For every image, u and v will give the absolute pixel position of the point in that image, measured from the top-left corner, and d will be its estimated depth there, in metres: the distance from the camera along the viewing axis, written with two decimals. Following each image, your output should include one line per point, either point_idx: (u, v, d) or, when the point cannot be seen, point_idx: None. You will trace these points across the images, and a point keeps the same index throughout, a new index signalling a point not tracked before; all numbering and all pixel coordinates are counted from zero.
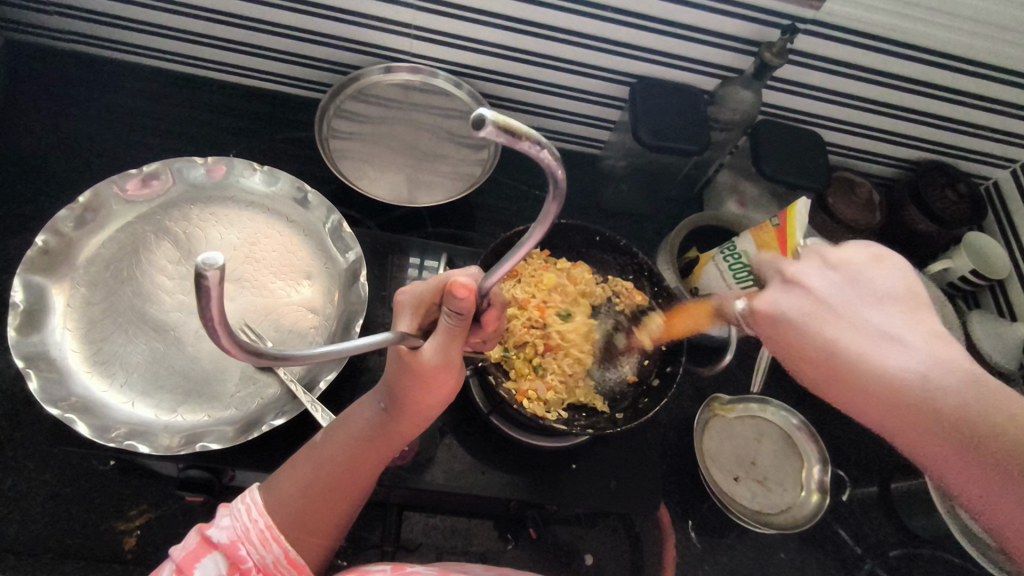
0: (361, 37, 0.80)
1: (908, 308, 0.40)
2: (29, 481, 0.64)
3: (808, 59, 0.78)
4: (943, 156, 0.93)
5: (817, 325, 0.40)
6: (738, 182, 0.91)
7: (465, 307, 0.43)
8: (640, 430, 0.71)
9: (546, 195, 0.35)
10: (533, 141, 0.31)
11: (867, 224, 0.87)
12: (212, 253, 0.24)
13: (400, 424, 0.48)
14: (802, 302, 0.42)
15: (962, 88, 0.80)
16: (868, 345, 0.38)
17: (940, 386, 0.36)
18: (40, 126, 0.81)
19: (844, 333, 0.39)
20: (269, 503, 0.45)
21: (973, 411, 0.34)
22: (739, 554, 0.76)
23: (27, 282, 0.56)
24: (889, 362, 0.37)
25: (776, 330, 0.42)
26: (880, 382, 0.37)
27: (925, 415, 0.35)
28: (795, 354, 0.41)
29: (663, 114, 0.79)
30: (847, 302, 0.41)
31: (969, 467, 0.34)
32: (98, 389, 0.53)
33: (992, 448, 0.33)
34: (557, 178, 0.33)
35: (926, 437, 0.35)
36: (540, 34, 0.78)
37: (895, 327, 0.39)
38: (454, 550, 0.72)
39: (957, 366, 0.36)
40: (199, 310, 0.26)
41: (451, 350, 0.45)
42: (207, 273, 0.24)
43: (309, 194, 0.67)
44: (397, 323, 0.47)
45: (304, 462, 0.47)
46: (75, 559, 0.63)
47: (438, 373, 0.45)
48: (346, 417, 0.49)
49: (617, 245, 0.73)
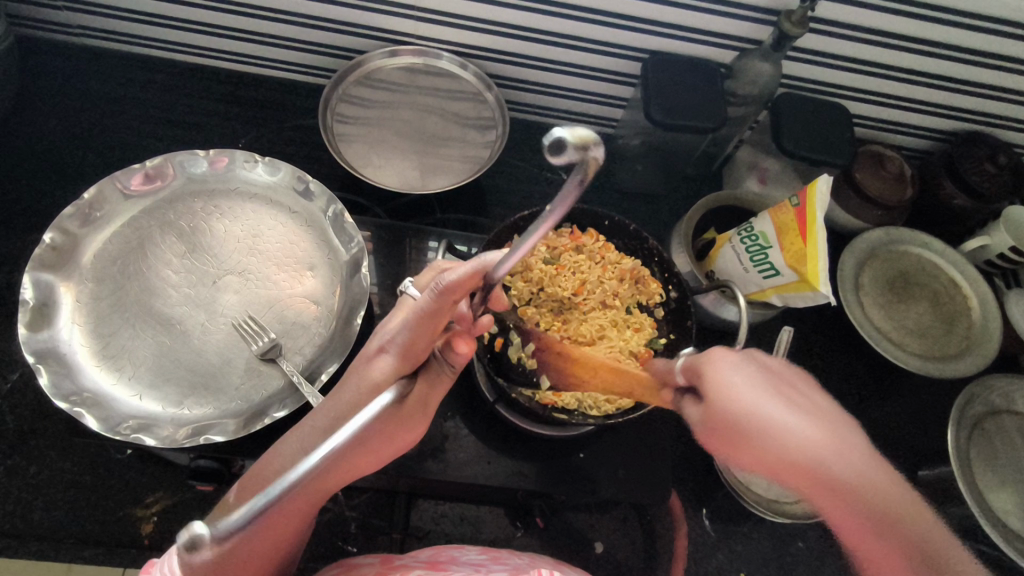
0: (363, 21, 0.78)
1: (788, 386, 0.42)
2: (50, 469, 0.66)
3: (832, 27, 0.73)
4: (983, 126, 0.87)
5: (743, 396, 0.40)
6: (758, 159, 0.87)
7: (460, 359, 0.48)
8: (651, 419, 0.69)
9: (567, 181, 0.26)
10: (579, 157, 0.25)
11: (895, 201, 0.83)
12: (194, 529, 0.25)
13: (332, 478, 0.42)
14: (755, 380, 0.41)
15: (1004, 52, 0.74)
16: (781, 419, 0.38)
17: (832, 453, 0.36)
18: (53, 121, 0.82)
19: (752, 399, 0.39)
20: None
21: (874, 477, 0.36)
22: (755, 544, 0.74)
23: (36, 279, 0.57)
24: (793, 429, 0.37)
25: (718, 390, 0.41)
26: (793, 451, 0.36)
27: (819, 473, 0.36)
28: (741, 439, 0.38)
29: (675, 90, 0.75)
30: (757, 392, 0.40)
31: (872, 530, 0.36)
32: (107, 382, 0.55)
33: (843, 487, 0.36)
34: (590, 168, 0.26)
35: (816, 493, 0.36)
36: (545, 11, 0.75)
37: (814, 407, 0.40)
38: (463, 537, 0.73)
39: (840, 431, 0.39)
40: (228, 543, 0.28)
41: (433, 395, 0.49)
42: (199, 541, 0.25)
43: (310, 183, 0.66)
44: (381, 362, 0.47)
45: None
46: (95, 545, 0.65)
47: (415, 414, 0.47)
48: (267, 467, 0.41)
49: (626, 229, 0.69)
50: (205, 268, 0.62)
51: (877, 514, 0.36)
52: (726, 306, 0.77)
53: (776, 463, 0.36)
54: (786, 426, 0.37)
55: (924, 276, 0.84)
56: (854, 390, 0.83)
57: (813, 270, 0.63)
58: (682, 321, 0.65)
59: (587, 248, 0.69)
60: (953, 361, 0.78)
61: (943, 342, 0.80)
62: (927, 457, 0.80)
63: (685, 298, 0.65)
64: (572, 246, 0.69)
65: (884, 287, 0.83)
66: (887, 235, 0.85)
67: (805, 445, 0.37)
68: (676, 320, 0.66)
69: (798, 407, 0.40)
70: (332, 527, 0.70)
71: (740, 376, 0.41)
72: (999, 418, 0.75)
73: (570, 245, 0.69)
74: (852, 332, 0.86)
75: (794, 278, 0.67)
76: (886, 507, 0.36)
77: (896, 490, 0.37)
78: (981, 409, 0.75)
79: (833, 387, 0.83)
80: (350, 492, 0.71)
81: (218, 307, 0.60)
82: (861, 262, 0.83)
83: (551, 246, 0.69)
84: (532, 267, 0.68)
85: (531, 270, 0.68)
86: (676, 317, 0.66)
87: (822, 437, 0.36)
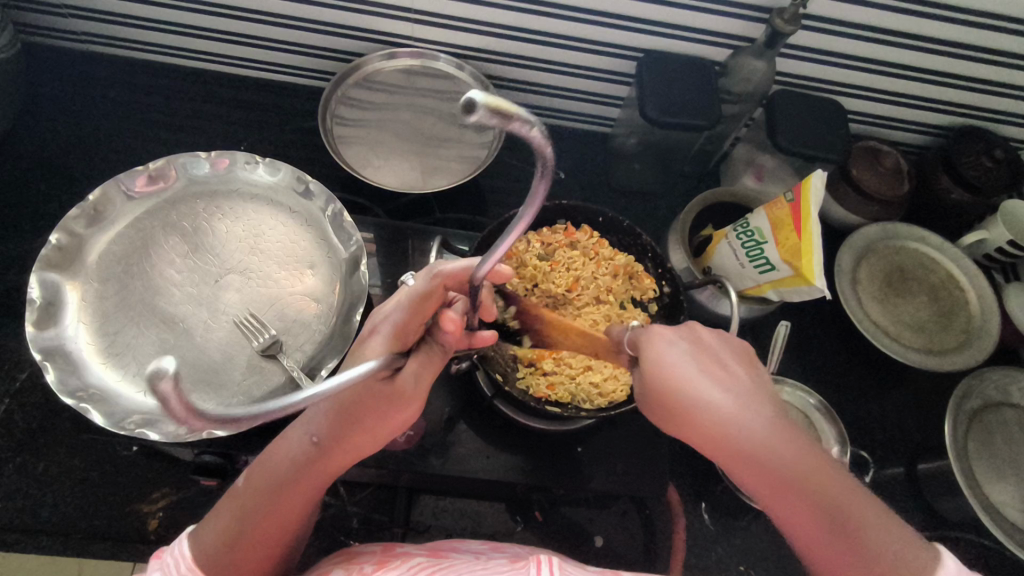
0: (362, 24, 0.80)
1: (726, 360, 0.46)
2: (59, 466, 0.68)
3: (825, 24, 0.74)
4: (979, 121, 0.87)
5: (671, 368, 0.45)
6: (754, 155, 0.88)
7: (448, 339, 0.48)
8: (649, 413, 0.70)
9: (533, 177, 0.32)
10: (522, 121, 0.29)
11: (891, 196, 0.83)
12: (162, 360, 0.23)
13: (333, 460, 0.46)
14: (686, 358, 0.45)
15: (998, 46, 0.75)
16: (699, 388, 0.43)
17: (739, 419, 0.41)
18: (61, 127, 0.84)
19: (679, 371, 0.45)
20: (198, 554, 0.44)
21: (779, 445, 0.40)
22: (754, 536, 0.75)
23: (43, 279, 0.58)
24: (706, 398, 0.43)
25: (655, 364, 0.46)
26: (700, 415, 0.42)
27: (723, 437, 0.41)
28: (669, 406, 0.45)
29: (670, 88, 0.76)
30: (683, 368, 0.45)
31: (771, 492, 0.40)
32: (112, 379, 0.56)
33: (744, 450, 0.40)
34: (543, 155, 0.31)
35: (725, 455, 0.42)
36: (540, 12, 0.76)
37: (737, 382, 0.44)
38: (464, 531, 0.74)
39: (756, 404, 0.42)
40: (169, 410, 0.25)
41: (424, 377, 0.47)
42: (159, 380, 0.23)
43: (309, 184, 0.67)
44: (377, 340, 0.48)
45: (226, 510, 0.46)
46: (103, 539, 0.67)
47: (407, 397, 0.46)
48: (277, 448, 0.47)
49: (620, 226, 0.69)
50: (208, 267, 0.63)
51: (776, 477, 0.39)
52: (721, 300, 0.77)
53: (688, 424, 0.44)
54: (701, 397, 0.43)
55: (921, 271, 0.84)
56: (853, 384, 0.84)
57: (808, 264, 0.64)
58: (675, 316, 0.66)
59: (584, 245, 0.70)
60: (948, 354, 0.78)
61: (941, 336, 0.80)
62: (925, 450, 0.81)
63: (677, 293, 0.66)
64: (567, 242, 0.70)
65: (881, 282, 0.83)
66: (884, 230, 0.85)
67: (712, 415, 0.42)
68: (670, 316, 0.67)
69: (722, 381, 0.44)
70: (335, 522, 0.71)
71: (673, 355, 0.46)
72: (997, 410, 0.75)
73: (568, 241, 0.70)
74: (850, 327, 0.86)
75: (790, 273, 0.68)
76: (780, 468, 0.39)
77: (803, 455, 0.40)
78: (980, 402, 0.76)
79: (832, 381, 0.83)
80: (353, 488, 0.72)
81: (220, 306, 0.62)
82: (859, 257, 0.84)
83: (547, 241, 0.70)
84: (527, 263, 0.69)
85: (526, 266, 0.69)
86: (671, 313, 0.67)
87: (730, 407, 0.42)
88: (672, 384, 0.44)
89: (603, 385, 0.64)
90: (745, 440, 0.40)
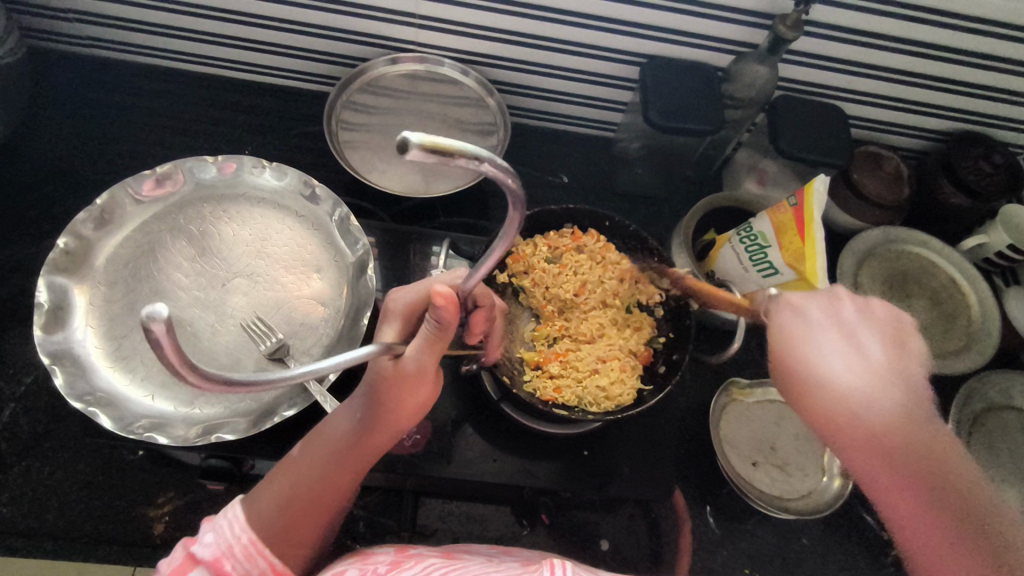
0: (367, 29, 0.80)
1: (875, 338, 0.44)
2: (65, 470, 0.67)
3: (828, 31, 0.75)
4: (980, 126, 0.88)
5: (796, 339, 0.46)
6: (756, 160, 0.89)
7: (446, 315, 0.43)
8: (655, 416, 0.70)
9: (506, 206, 0.35)
10: (466, 157, 0.30)
11: (892, 201, 0.84)
12: (157, 306, 0.24)
13: (377, 435, 0.48)
14: (813, 325, 0.46)
15: (998, 53, 0.75)
16: (830, 363, 0.44)
17: (874, 401, 0.41)
18: (66, 131, 0.84)
19: (806, 342, 0.45)
20: (252, 518, 0.45)
21: (917, 442, 0.39)
22: (759, 539, 0.75)
23: (51, 283, 0.58)
24: (836, 374, 0.43)
25: (782, 330, 0.47)
26: (829, 391, 0.42)
27: (856, 419, 0.40)
28: (791, 377, 0.45)
29: (673, 93, 0.77)
30: (813, 335, 0.45)
31: (885, 477, 0.39)
32: (119, 383, 0.56)
33: (877, 431, 0.40)
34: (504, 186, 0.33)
35: (855, 439, 0.40)
36: (545, 18, 0.77)
37: (870, 361, 0.43)
38: (470, 535, 0.74)
39: (897, 396, 0.41)
40: (163, 362, 0.26)
41: (428, 356, 0.46)
42: (153, 326, 0.24)
43: (316, 188, 0.67)
44: (383, 330, 0.49)
45: (282, 479, 0.47)
46: (109, 544, 0.66)
47: (414, 380, 0.46)
48: (326, 425, 0.49)
49: (627, 230, 0.70)
50: (215, 270, 0.64)
51: (903, 465, 0.38)
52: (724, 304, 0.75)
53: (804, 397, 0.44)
54: (830, 373, 0.43)
55: (923, 275, 0.85)
56: None
57: (812, 268, 0.64)
58: (680, 321, 0.66)
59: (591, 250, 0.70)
60: (951, 358, 0.78)
61: (942, 339, 0.81)
62: None
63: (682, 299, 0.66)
64: (573, 246, 0.70)
65: (883, 285, 0.84)
66: (886, 235, 0.85)
67: (842, 392, 0.42)
68: (676, 320, 0.67)
69: (852, 357, 0.43)
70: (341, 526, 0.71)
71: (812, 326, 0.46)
72: (1000, 413, 0.76)
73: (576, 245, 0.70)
74: None
75: (794, 277, 0.68)
76: (913, 460, 0.38)
77: (938, 453, 0.39)
78: (982, 405, 0.76)
79: None
80: (358, 492, 0.72)
81: (227, 309, 0.62)
82: (861, 261, 0.84)
83: (554, 245, 0.70)
84: (534, 266, 0.69)
85: (532, 270, 0.69)
86: (677, 317, 0.67)
87: (858, 385, 0.42)
88: (797, 349, 0.45)
89: (609, 389, 0.64)
90: (875, 421, 0.40)
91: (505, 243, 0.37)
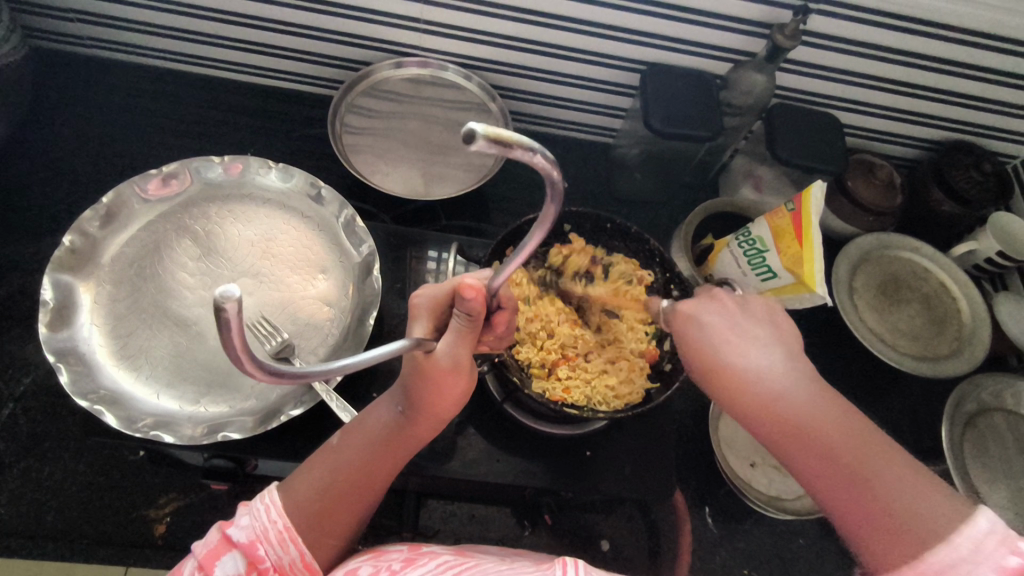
0: (370, 33, 0.81)
1: (771, 326, 0.46)
2: (65, 471, 0.67)
3: (824, 40, 0.76)
4: (970, 136, 0.90)
5: (701, 334, 0.47)
6: (752, 167, 0.90)
7: (474, 307, 0.45)
8: (655, 417, 0.71)
9: (545, 197, 0.36)
10: (524, 147, 0.31)
11: (884, 207, 0.86)
12: (229, 286, 0.24)
13: (417, 428, 0.49)
14: (713, 320, 0.47)
15: (989, 64, 0.77)
16: (734, 350, 0.45)
17: (762, 370, 0.43)
18: (65, 131, 0.84)
19: (714, 340, 0.46)
20: (288, 504, 0.46)
21: (805, 401, 0.41)
22: (757, 540, 0.76)
23: (56, 281, 0.58)
24: (740, 359, 0.44)
25: (689, 329, 0.48)
26: (736, 375, 0.44)
27: (751, 394, 0.42)
28: (706, 373, 0.46)
29: (674, 99, 0.78)
30: (710, 331, 0.47)
31: (798, 448, 0.40)
32: (124, 381, 0.56)
33: (777, 406, 0.41)
34: (550, 179, 0.34)
35: (761, 417, 0.42)
36: (547, 24, 0.78)
37: (756, 338, 0.45)
38: (471, 535, 0.74)
39: (801, 370, 0.43)
40: (224, 342, 0.26)
41: (462, 350, 0.47)
42: (225, 306, 0.24)
43: (322, 189, 0.68)
44: (411, 327, 0.48)
45: (321, 464, 0.48)
46: (110, 545, 0.66)
47: (448, 375, 0.46)
48: (366, 415, 0.50)
49: (629, 233, 0.71)
50: (220, 270, 0.64)
51: (802, 429, 0.40)
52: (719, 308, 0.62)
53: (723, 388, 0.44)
54: (727, 359, 0.44)
55: (915, 279, 0.86)
56: (851, 390, 0.85)
57: (809, 271, 0.65)
58: None
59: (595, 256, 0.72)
60: (944, 361, 0.80)
61: (935, 342, 0.82)
62: (920, 455, 0.83)
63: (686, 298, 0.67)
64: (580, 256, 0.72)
65: (878, 290, 0.85)
66: (879, 241, 0.87)
67: (740, 371, 0.44)
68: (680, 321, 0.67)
69: (745, 340, 0.45)
70: None
71: (709, 319, 0.47)
72: (990, 415, 0.77)
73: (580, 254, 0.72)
74: (847, 335, 0.88)
75: (791, 280, 0.69)
76: (809, 423, 0.40)
77: (823, 408, 0.40)
78: (973, 407, 0.78)
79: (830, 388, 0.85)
80: None
81: None
82: (855, 266, 0.86)
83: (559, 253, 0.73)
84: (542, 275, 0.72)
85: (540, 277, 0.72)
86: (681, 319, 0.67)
87: (749, 360, 0.44)
88: (705, 349, 0.46)
89: (618, 389, 0.65)
90: (764, 391, 0.42)
91: (540, 232, 0.38)
